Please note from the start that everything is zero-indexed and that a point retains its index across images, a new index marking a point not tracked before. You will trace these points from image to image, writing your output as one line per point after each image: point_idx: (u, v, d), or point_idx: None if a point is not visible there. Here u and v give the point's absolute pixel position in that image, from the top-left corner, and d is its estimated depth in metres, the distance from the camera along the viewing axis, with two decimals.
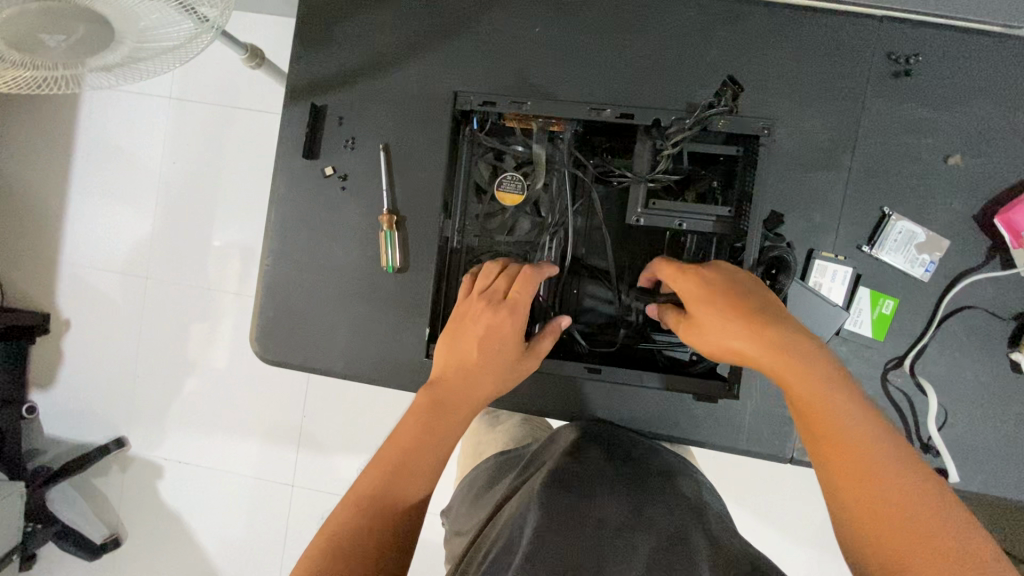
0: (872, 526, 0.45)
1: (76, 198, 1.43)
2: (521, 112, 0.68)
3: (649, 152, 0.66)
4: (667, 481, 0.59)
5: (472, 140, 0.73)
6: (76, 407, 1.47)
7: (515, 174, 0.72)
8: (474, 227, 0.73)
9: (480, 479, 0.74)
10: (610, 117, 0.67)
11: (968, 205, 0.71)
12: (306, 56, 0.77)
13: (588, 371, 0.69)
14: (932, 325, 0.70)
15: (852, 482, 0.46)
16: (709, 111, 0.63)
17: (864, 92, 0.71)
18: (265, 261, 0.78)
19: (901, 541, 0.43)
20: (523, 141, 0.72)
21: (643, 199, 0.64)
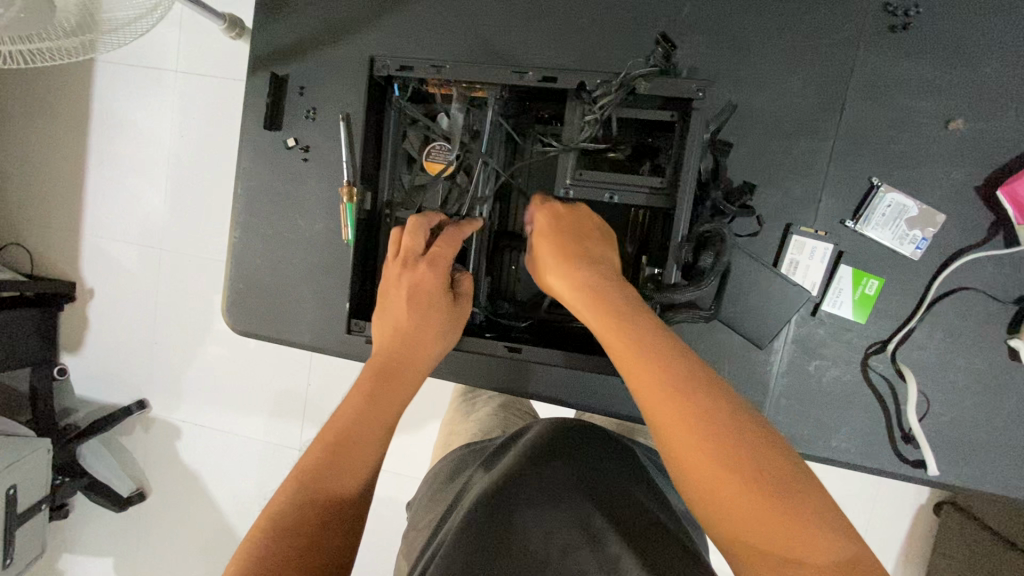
0: (711, 497, 0.42)
1: (92, 172, 1.49)
2: (438, 76, 0.64)
3: (579, 115, 0.62)
4: (631, 492, 0.55)
5: (398, 108, 0.72)
6: (101, 370, 1.56)
7: (442, 143, 0.71)
8: (403, 196, 0.73)
9: (445, 470, 0.74)
10: (534, 80, 0.62)
11: (970, 176, 0.64)
12: (268, 24, 0.75)
13: (508, 350, 0.66)
14: (920, 308, 0.65)
15: (688, 449, 0.43)
16: (633, 72, 0.58)
17: (858, 49, 0.64)
18: (234, 233, 0.79)
19: (739, 507, 0.41)
20: (446, 109, 0.71)
21: (571, 169, 0.62)
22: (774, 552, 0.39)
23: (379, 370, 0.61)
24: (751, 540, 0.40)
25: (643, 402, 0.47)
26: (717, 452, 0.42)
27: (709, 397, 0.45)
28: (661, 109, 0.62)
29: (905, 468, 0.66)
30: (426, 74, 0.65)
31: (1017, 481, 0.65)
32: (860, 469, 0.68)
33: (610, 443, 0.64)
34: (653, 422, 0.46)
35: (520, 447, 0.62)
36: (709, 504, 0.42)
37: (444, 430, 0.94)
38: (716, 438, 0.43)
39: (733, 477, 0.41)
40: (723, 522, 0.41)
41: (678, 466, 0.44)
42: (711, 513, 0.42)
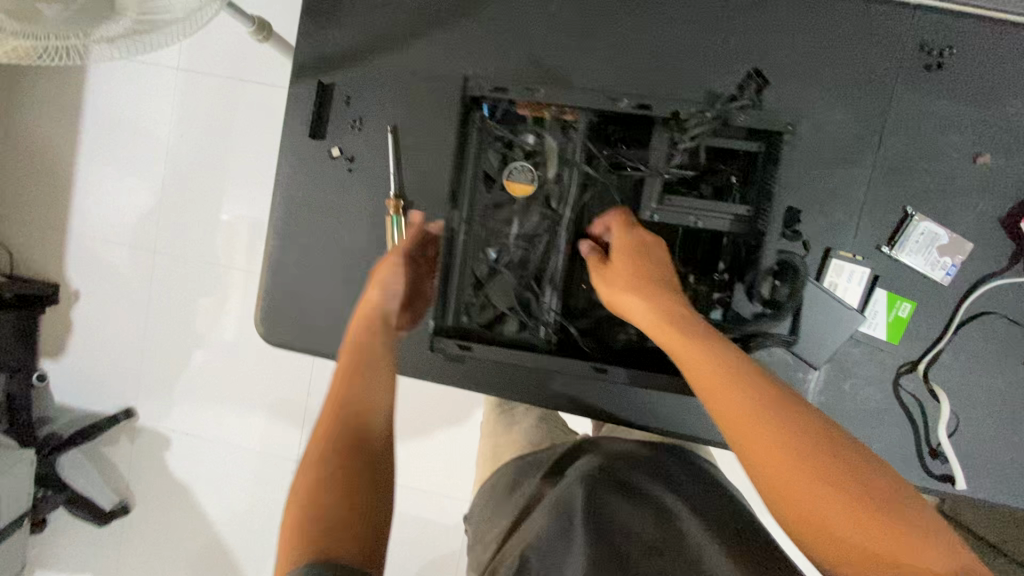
0: (780, 486, 0.45)
1: (83, 170, 1.42)
2: (534, 100, 0.68)
3: (667, 144, 0.68)
4: (701, 491, 0.62)
5: (482, 127, 0.70)
6: (84, 377, 1.49)
7: (524, 164, 0.69)
8: (480, 216, 0.70)
9: (503, 482, 0.75)
10: (627, 108, 0.68)
11: (994, 208, 0.68)
12: (313, 31, 0.74)
13: (595, 369, 0.69)
14: (949, 329, 0.69)
15: (758, 443, 0.47)
16: (725, 107, 0.67)
17: (896, 85, 0.68)
18: (270, 242, 0.78)
19: (810, 495, 0.44)
20: (534, 130, 0.70)
21: (656, 192, 0.67)
22: (841, 535, 0.43)
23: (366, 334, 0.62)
24: (821, 524, 0.44)
25: (711, 401, 0.51)
26: (788, 447, 0.46)
27: (780, 398, 0.49)
28: (747, 139, 0.68)
29: (933, 482, 0.69)
30: (521, 97, 0.67)
31: None
32: None
33: (677, 459, 0.68)
34: (721, 420, 0.50)
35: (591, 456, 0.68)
36: (777, 495, 0.46)
37: (485, 440, 0.94)
38: (787, 434, 0.47)
39: (822, 487, 0.44)
40: (793, 510, 0.45)
41: (749, 460, 0.47)
42: (780, 503, 0.46)
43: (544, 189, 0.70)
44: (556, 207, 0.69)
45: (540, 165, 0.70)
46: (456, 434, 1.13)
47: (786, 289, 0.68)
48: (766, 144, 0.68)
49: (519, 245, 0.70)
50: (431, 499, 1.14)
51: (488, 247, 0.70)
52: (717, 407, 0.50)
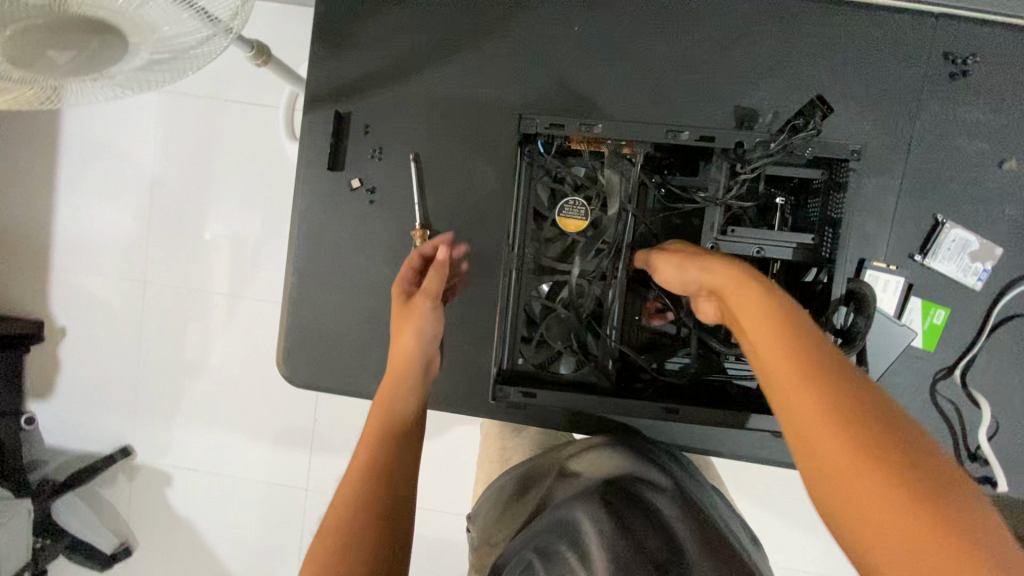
0: (862, 502, 0.37)
1: (64, 201, 1.35)
2: (591, 134, 0.60)
3: (727, 174, 0.61)
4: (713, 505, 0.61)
5: (533, 162, 0.64)
6: (75, 417, 1.41)
7: (577, 199, 0.65)
8: (534, 254, 0.66)
9: (511, 484, 0.72)
10: (688, 140, 0.59)
11: (1021, 212, 0.69)
12: (326, 59, 0.72)
13: (666, 414, 0.62)
14: (983, 334, 0.69)
15: (841, 453, 0.38)
16: (799, 135, 0.57)
17: (921, 94, 0.68)
18: (289, 279, 0.74)
19: (907, 524, 0.35)
20: (587, 164, 0.66)
21: (719, 224, 0.60)
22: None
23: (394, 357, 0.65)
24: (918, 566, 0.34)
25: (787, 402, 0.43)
26: (884, 461, 0.37)
27: (880, 411, 0.40)
28: (807, 167, 0.61)
29: (974, 486, 0.70)
30: (577, 133, 0.60)
31: None
32: None
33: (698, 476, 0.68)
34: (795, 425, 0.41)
35: (607, 459, 0.66)
36: (858, 515, 0.37)
37: (490, 445, 0.91)
38: (883, 449, 0.38)
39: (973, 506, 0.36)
40: (878, 537, 0.36)
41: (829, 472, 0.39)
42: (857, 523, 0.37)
43: (598, 224, 0.66)
44: (611, 242, 0.63)
45: (595, 200, 0.66)
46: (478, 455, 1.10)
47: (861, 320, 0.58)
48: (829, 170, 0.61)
49: (580, 283, 0.65)
50: (456, 521, 1.12)
51: (541, 281, 0.66)
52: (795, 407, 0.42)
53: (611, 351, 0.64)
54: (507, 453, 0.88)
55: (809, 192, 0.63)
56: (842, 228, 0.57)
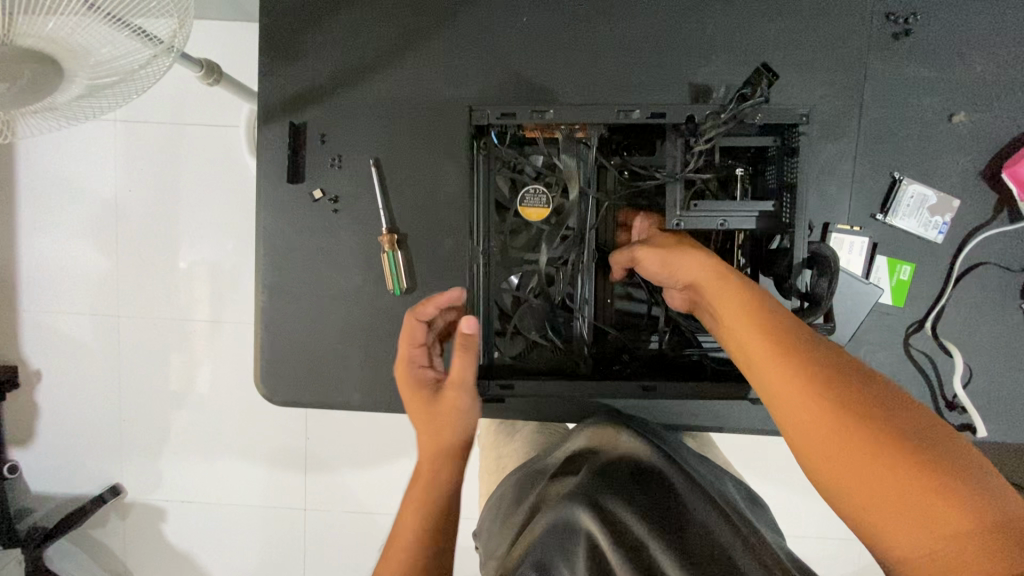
0: (834, 442, 0.42)
1: (26, 241, 1.32)
2: (542, 121, 0.62)
3: (681, 149, 0.61)
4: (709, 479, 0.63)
5: (489, 153, 0.67)
6: (59, 461, 1.38)
7: (537, 186, 0.68)
8: (500, 246, 0.69)
9: (508, 494, 0.72)
10: (640, 118, 0.61)
11: (974, 162, 0.70)
12: (276, 72, 0.71)
13: (643, 390, 0.66)
14: (949, 285, 0.71)
15: (811, 406, 0.44)
16: (745, 104, 0.59)
17: (868, 56, 0.69)
18: (260, 296, 0.73)
19: (872, 455, 0.41)
20: (546, 151, 0.68)
21: (681, 201, 0.59)
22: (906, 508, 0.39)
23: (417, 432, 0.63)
24: (883, 493, 0.40)
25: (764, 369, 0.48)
26: (853, 407, 0.43)
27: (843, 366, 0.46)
28: (760, 135, 0.63)
29: (955, 433, 0.72)
30: (530, 121, 0.63)
31: None
32: None
33: (692, 452, 0.69)
34: (768, 386, 0.47)
35: (599, 450, 0.67)
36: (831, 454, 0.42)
37: (487, 452, 0.93)
38: (847, 398, 0.43)
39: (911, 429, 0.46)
40: (848, 473, 0.41)
41: (801, 422, 0.44)
42: (828, 461, 0.42)
43: (560, 209, 0.68)
44: (574, 227, 0.67)
45: (555, 187, 0.69)
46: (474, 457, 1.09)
47: (824, 282, 0.60)
48: (781, 136, 0.62)
49: (548, 268, 0.69)
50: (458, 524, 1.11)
51: (510, 273, 0.69)
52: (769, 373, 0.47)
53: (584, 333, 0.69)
54: (501, 461, 0.89)
55: (766, 159, 0.64)
56: (798, 191, 0.58)
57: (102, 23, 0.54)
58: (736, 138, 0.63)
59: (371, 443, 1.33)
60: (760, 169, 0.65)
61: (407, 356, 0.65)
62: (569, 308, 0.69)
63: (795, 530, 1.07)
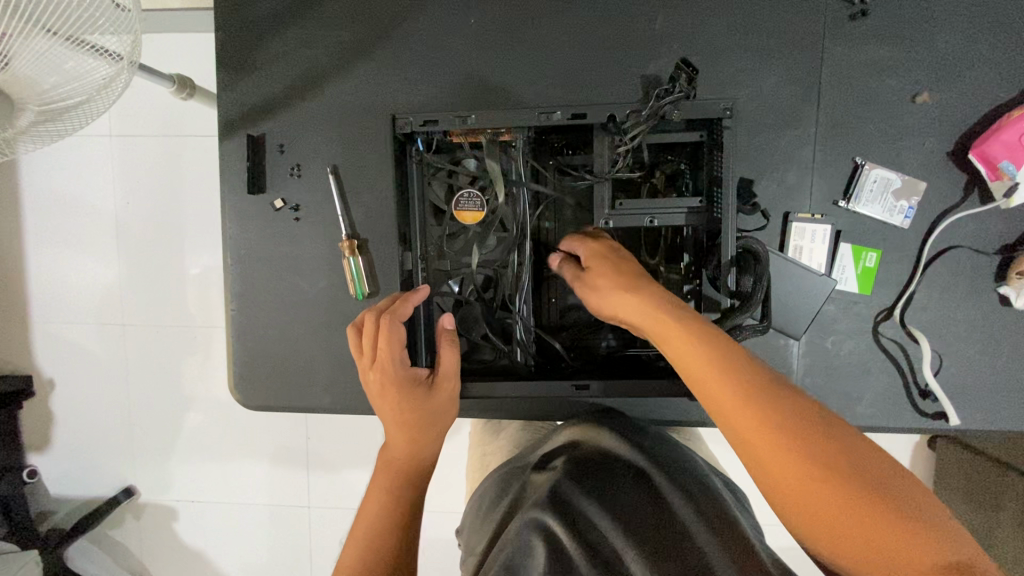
0: (798, 492, 0.44)
1: (32, 256, 1.36)
2: (465, 127, 0.66)
3: (608, 148, 0.64)
4: (692, 478, 0.61)
5: (420, 161, 0.71)
6: (74, 464, 1.44)
7: (471, 190, 0.70)
8: (437, 250, 0.72)
9: (488, 496, 0.72)
10: (562, 119, 0.64)
11: (940, 143, 0.68)
12: (233, 85, 0.73)
13: (577, 389, 0.69)
14: (917, 271, 0.69)
15: (773, 454, 0.45)
16: (662, 100, 0.61)
17: (825, 39, 0.67)
18: (230, 305, 0.76)
19: (831, 496, 0.43)
20: (475, 154, 0.70)
21: (608, 199, 0.63)
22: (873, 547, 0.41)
23: (396, 432, 0.63)
24: (846, 535, 0.42)
25: (722, 415, 0.49)
26: (810, 450, 0.45)
27: (786, 401, 0.47)
28: (690, 130, 0.65)
29: (927, 422, 0.70)
30: (452, 127, 0.66)
31: None
32: (887, 430, 0.72)
33: (668, 443, 0.68)
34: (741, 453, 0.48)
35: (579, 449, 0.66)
36: (799, 504, 0.44)
37: (472, 450, 0.94)
38: (799, 438, 0.45)
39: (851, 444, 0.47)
40: (813, 521, 0.43)
41: (760, 473, 0.46)
42: (797, 511, 0.44)
43: (496, 212, 0.70)
44: (510, 227, 0.69)
45: (488, 190, 0.70)
46: (459, 454, 1.10)
47: (750, 280, 0.63)
48: (708, 130, 0.64)
49: (484, 269, 0.72)
50: (448, 521, 1.12)
51: (450, 278, 0.72)
52: (728, 421, 0.48)
53: (524, 334, 0.71)
54: (486, 460, 0.90)
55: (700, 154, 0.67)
56: (724, 186, 0.59)
57: (50, 42, 0.56)
58: (664, 134, 0.65)
59: (367, 443, 1.35)
60: (695, 164, 0.67)
61: (392, 360, 0.62)
62: (509, 310, 0.72)
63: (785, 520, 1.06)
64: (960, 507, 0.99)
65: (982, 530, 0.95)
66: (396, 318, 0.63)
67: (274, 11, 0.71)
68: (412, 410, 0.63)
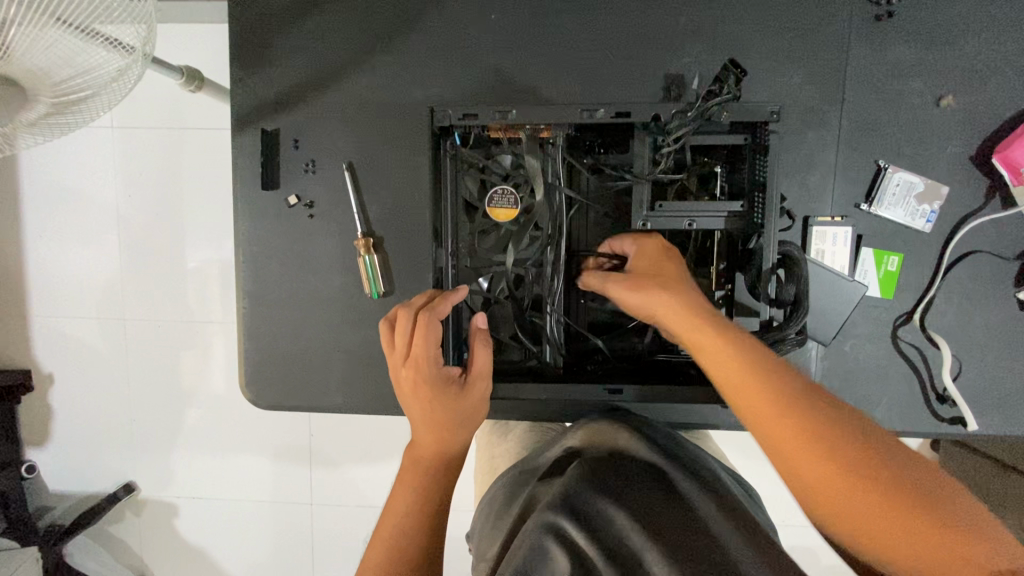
0: (832, 485, 0.45)
1: (31, 249, 1.34)
2: (506, 121, 0.67)
3: (651, 147, 0.66)
4: (712, 481, 0.59)
5: (455, 155, 0.72)
6: (74, 460, 1.42)
7: (505, 187, 0.71)
8: (468, 247, 0.73)
9: (500, 497, 0.71)
10: (606, 117, 0.67)
11: (963, 147, 0.68)
12: (247, 79, 0.71)
13: (609, 393, 0.70)
14: (938, 276, 0.68)
15: (805, 448, 0.46)
16: (710, 102, 0.63)
17: (850, 40, 0.67)
18: (242, 303, 0.74)
19: (865, 490, 0.45)
20: (511, 151, 0.71)
21: (647, 200, 0.65)
22: (903, 537, 0.44)
23: (428, 431, 0.62)
24: (879, 527, 0.44)
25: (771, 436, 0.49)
26: (842, 446, 0.46)
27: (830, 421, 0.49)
28: (732, 133, 0.67)
29: (944, 427, 0.70)
30: (492, 120, 0.67)
31: None
32: (904, 434, 0.72)
33: (683, 443, 0.67)
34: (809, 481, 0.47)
35: (589, 450, 0.65)
36: (833, 496, 0.46)
37: (482, 450, 0.93)
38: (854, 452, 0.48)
39: None
40: (844, 514, 0.45)
41: (788, 466, 0.47)
42: (831, 503, 0.46)
43: (529, 210, 0.70)
44: (544, 226, 0.70)
45: (522, 187, 0.71)
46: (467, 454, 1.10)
47: (793, 289, 0.62)
48: (751, 135, 0.66)
49: (515, 268, 0.72)
50: (455, 521, 1.12)
51: (480, 275, 0.73)
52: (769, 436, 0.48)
53: (554, 334, 0.71)
54: (496, 460, 0.88)
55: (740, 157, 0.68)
56: (766, 192, 0.61)
57: (63, 32, 0.54)
58: (706, 136, 0.67)
59: (372, 441, 1.34)
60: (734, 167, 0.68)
61: (426, 358, 0.61)
62: (538, 308, 0.73)
63: (792, 522, 1.07)
64: None
65: None
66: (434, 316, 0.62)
67: (288, 3, 0.70)
68: (443, 410, 0.62)
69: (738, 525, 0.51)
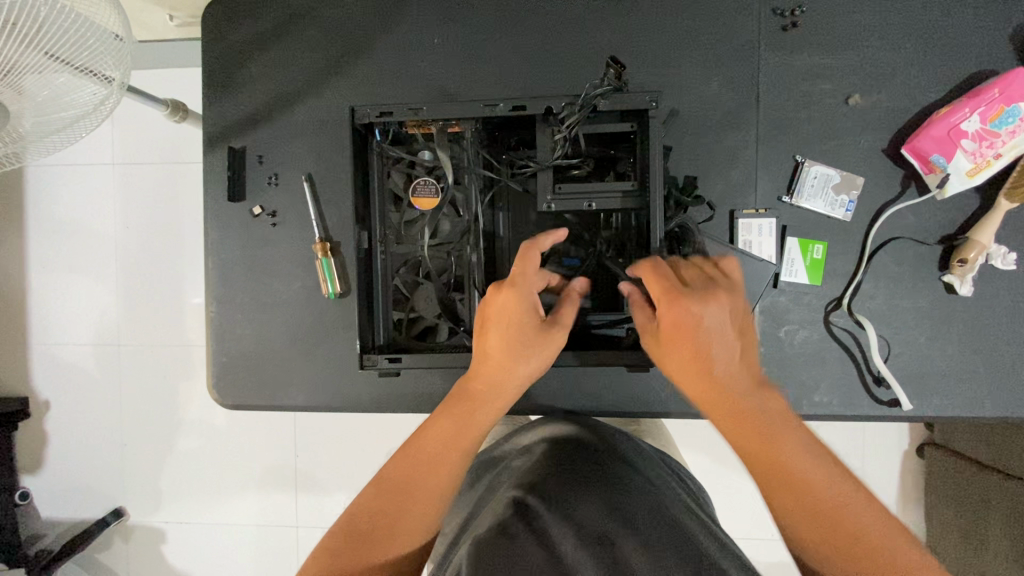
0: (797, 498, 0.49)
1: (35, 279, 1.41)
2: (417, 117, 0.71)
3: (551, 138, 0.70)
4: (669, 486, 0.63)
5: (381, 152, 0.76)
6: (66, 486, 1.44)
7: (428, 179, 0.76)
8: (395, 235, 0.78)
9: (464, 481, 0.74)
10: (504, 111, 0.71)
11: (875, 141, 0.72)
12: (217, 103, 0.79)
13: None
14: (863, 261, 0.72)
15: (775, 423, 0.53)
16: (594, 93, 0.67)
17: (760, 48, 0.73)
18: (211, 307, 0.79)
19: (818, 498, 0.49)
20: (428, 146, 0.76)
21: (550, 185, 0.69)
22: (855, 544, 0.47)
23: (455, 427, 0.59)
24: (827, 532, 0.48)
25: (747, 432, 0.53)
26: (799, 457, 0.51)
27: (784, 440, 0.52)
28: (622, 122, 0.70)
29: (883, 409, 0.72)
30: (405, 117, 0.71)
31: (980, 401, 0.72)
32: (845, 418, 0.74)
33: (629, 440, 0.72)
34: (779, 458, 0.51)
35: (558, 442, 0.68)
36: (798, 507, 0.49)
37: None
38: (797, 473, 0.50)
39: (806, 502, 0.49)
40: (805, 513, 0.49)
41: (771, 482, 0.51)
42: (796, 514, 0.49)
43: (449, 198, 0.76)
44: (464, 212, 0.76)
45: (443, 179, 0.76)
46: None
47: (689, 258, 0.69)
48: (638, 123, 0.70)
49: (438, 252, 0.78)
50: None
51: (408, 260, 0.78)
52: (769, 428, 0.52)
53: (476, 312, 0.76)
54: None
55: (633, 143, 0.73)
56: (652, 170, 0.65)
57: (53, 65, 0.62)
58: (597, 125, 0.71)
59: (355, 462, 1.34)
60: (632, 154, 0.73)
61: (508, 355, 0.60)
62: (461, 289, 0.78)
63: (770, 530, 1.05)
64: (948, 513, 0.98)
65: (972, 535, 0.93)
66: (544, 341, 0.61)
67: (255, 37, 0.78)
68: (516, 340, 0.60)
69: (713, 536, 0.53)
